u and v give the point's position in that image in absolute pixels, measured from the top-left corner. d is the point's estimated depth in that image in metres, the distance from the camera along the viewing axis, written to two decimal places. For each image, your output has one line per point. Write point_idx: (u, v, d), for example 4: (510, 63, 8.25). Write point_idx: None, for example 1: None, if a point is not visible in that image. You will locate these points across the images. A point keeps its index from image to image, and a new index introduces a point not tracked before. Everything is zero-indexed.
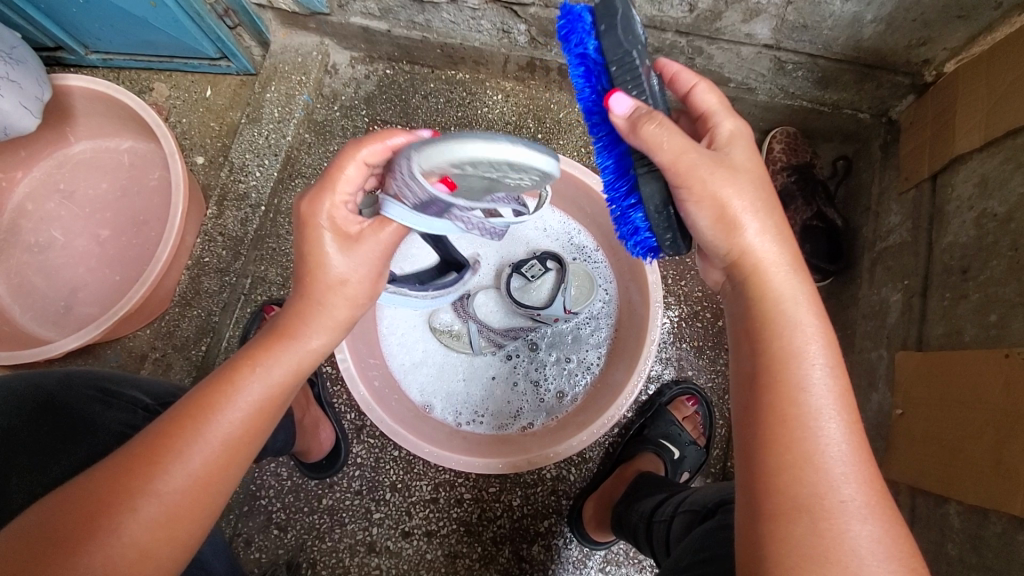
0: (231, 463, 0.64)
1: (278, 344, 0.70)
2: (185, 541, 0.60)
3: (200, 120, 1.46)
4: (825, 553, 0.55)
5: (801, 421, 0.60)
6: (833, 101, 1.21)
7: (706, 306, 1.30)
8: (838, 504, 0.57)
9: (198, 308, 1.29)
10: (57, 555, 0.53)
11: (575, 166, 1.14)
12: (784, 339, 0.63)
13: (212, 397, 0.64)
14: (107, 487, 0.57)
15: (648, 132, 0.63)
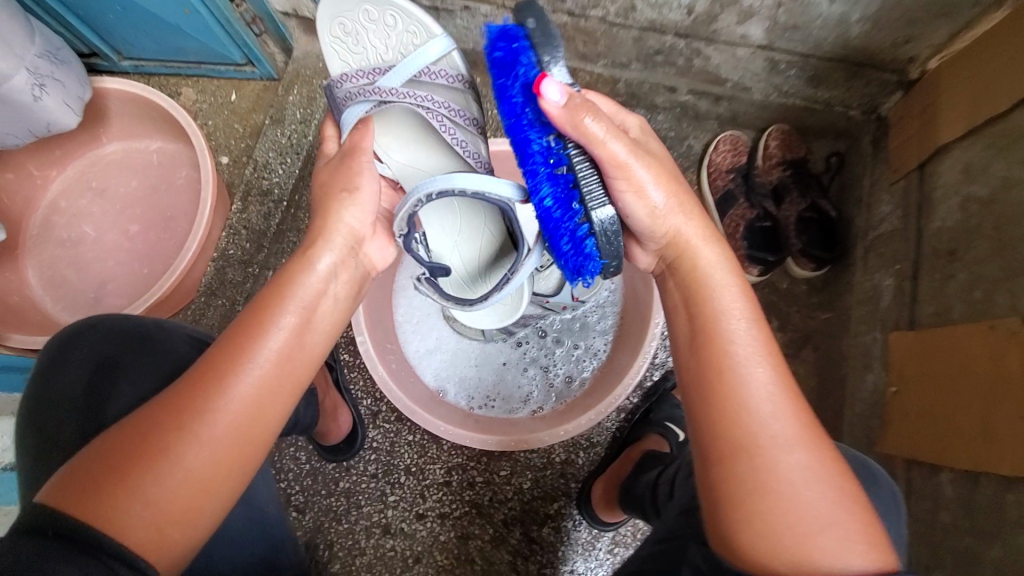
0: (272, 393, 0.68)
1: (293, 278, 0.75)
2: (235, 475, 0.65)
3: (225, 123, 1.55)
4: (763, 485, 0.60)
5: (733, 369, 0.66)
6: (824, 99, 1.28)
7: None
8: (771, 438, 0.62)
9: (222, 297, 1.37)
10: (113, 482, 0.59)
11: None
12: (709, 303, 0.72)
13: (250, 330, 0.69)
14: (154, 422, 0.62)
15: (586, 126, 0.67)
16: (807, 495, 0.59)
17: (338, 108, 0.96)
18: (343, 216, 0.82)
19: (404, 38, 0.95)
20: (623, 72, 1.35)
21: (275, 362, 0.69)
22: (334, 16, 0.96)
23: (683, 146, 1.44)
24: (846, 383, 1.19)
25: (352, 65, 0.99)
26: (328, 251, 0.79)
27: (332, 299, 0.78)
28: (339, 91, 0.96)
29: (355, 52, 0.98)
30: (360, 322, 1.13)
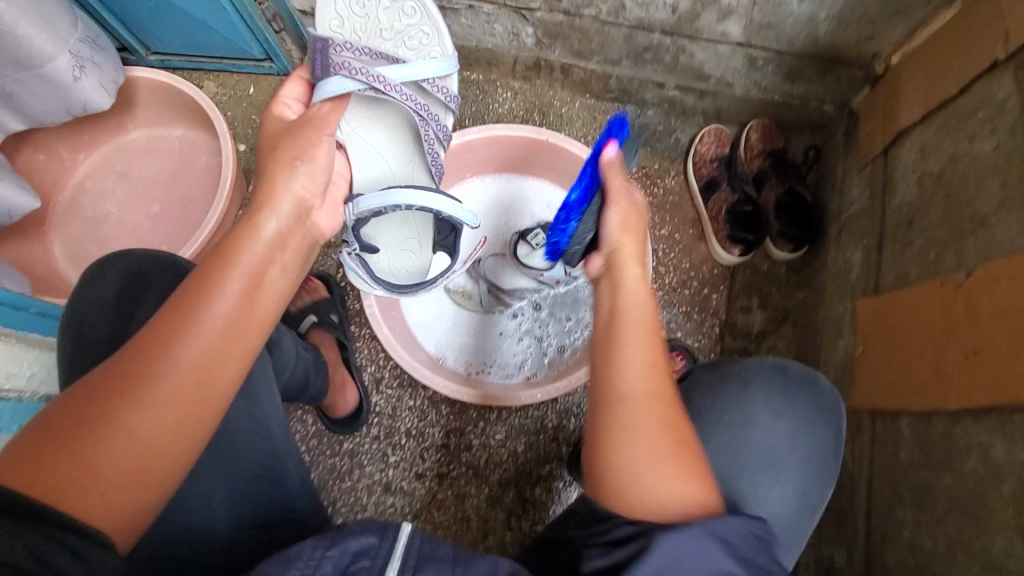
0: (221, 358, 0.64)
1: (240, 240, 0.71)
2: (198, 434, 0.63)
3: (243, 114, 1.66)
4: (615, 435, 0.73)
5: (614, 342, 0.79)
6: (800, 94, 1.38)
7: (693, 276, 1.45)
8: (626, 398, 0.75)
9: None
10: (67, 443, 0.56)
11: (574, 144, 1.32)
12: (617, 293, 0.84)
13: (193, 293, 0.64)
14: (105, 385, 0.59)
15: (611, 175, 0.89)
16: (654, 446, 0.72)
17: (323, 70, 1.01)
18: (291, 177, 0.79)
19: (399, 42, 1.18)
20: (614, 69, 1.46)
21: (221, 325, 0.64)
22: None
23: (671, 139, 1.55)
24: (820, 352, 1.28)
25: (343, 34, 1.11)
26: (279, 212, 0.76)
27: (281, 260, 0.73)
28: (331, 57, 1.02)
29: (352, 24, 1.12)
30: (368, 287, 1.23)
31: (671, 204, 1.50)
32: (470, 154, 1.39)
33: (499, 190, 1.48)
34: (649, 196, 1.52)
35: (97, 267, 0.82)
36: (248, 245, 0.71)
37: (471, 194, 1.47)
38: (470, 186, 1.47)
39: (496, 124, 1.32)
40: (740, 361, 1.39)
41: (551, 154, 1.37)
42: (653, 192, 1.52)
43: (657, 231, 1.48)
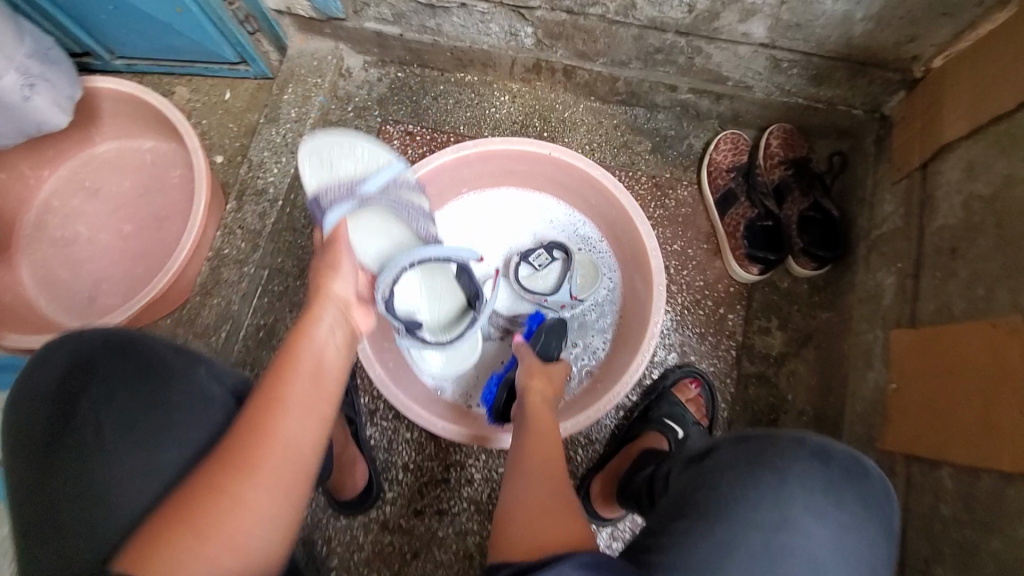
0: (303, 448, 0.70)
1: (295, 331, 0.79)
2: (301, 501, 0.70)
3: (220, 122, 1.53)
4: (511, 520, 0.80)
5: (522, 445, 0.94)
6: (827, 98, 1.27)
7: (708, 295, 1.34)
8: (518, 492, 0.84)
9: (218, 297, 1.32)
10: (198, 529, 0.62)
11: (578, 157, 1.21)
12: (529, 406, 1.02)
13: (274, 393, 0.72)
14: (217, 474, 0.65)
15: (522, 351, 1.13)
16: (544, 505, 0.82)
17: (320, 212, 1.01)
18: (336, 283, 0.87)
19: (365, 161, 1.04)
20: (622, 71, 1.33)
21: (305, 410, 0.72)
22: (314, 156, 1.02)
23: (684, 145, 1.43)
24: (847, 381, 1.17)
25: (320, 175, 1.02)
26: (331, 308, 0.84)
27: (334, 331, 0.83)
28: (320, 198, 1.01)
29: (324, 170, 1.02)
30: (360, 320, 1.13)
31: (684, 216, 1.39)
32: (466, 170, 1.28)
33: (500, 205, 1.36)
34: (660, 208, 1.40)
35: (43, 354, 0.77)
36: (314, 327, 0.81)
37: (470, 210, 1.36)
38: (468, 201, 1.35)
39: (495, 137, 1.20)
40: (759, 387, 1.29)
41: (555, 168, 1.26)
42: (666, 203, 1.40)
43: (670, 246, 1.37)
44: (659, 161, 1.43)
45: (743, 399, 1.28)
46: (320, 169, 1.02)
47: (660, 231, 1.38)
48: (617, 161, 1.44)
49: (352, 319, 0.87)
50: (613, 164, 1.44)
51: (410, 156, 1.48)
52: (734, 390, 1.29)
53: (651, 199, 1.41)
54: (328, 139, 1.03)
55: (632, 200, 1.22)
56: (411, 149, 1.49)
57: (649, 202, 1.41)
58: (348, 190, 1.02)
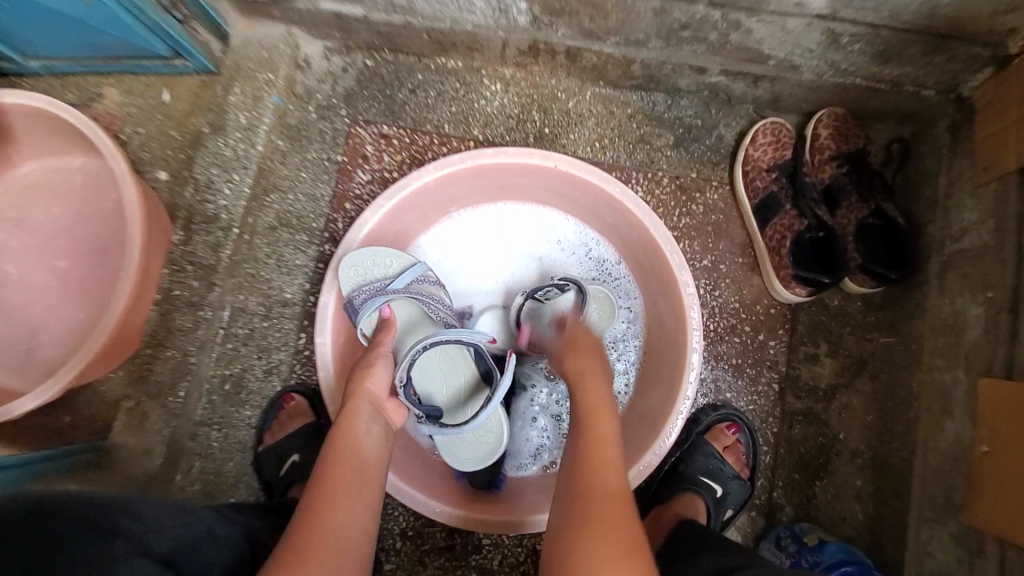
0: (356, 540, 0.73)
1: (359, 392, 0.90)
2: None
3: (159, 130, 1.28)
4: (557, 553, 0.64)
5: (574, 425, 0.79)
6: (891, 78, 1.03)
7: (744, 319, 1.14)
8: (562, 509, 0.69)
9: (171, 349, 1.13)
10: None
11: (592, 171, 0.99)
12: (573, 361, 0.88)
13: (327, 485, 0.77)
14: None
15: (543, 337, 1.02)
16: (591, 512, 0.66)
17: (354, 315, 0.99)
18: (369, 380, 0.91)
19: (398, 262, 1.02)
20: (639, 52, 1.08)
21: (361, 502, 0.78)
22: (349, 264, 1.00)
23: (713, 137, 1.20)
24: (914, 426, 0.98)
25: (355, 281, 1.00)
26: (364, 408, 0.87)
27: (372, 428, 0.87)
28: (354, 301, 0.99)
29: (358, 275, 1.01)
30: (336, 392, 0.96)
31: (714, 226, 1.17)
32: (454, 187, 1.06)
33: (498, 223, 1.14)
34: (686, 215, 1.18)
35: None
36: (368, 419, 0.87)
37: (462, 231, 1.14)
38: (459, 220, 1.14)
39: (486, 149, 0.98)
40: (806, 425, 1.10)
41: (561, 181, 1.04)
42: (692, 209, 1.18)
43: (697, 262, 1.16)
44: (683, 159, 1.20)
45: (789, 440, 1.10)
46: (354, 275, 1.00)
47: (686, 244, 1.17)
48: (633, 160, 1.21)
49: (387, 412, 0.91)
50: (629, 163, 1.21)
51: (388, 164, 1.25)
52: (779, 430, 1.10)
53: (674, 205, 1.19)
54: (359, 251, 1.01)
55: (655, 219, 1.00)
56: (388, 155, 1.25)
57: (673, 209, 1.19)
58: (381, 290, 1.00)
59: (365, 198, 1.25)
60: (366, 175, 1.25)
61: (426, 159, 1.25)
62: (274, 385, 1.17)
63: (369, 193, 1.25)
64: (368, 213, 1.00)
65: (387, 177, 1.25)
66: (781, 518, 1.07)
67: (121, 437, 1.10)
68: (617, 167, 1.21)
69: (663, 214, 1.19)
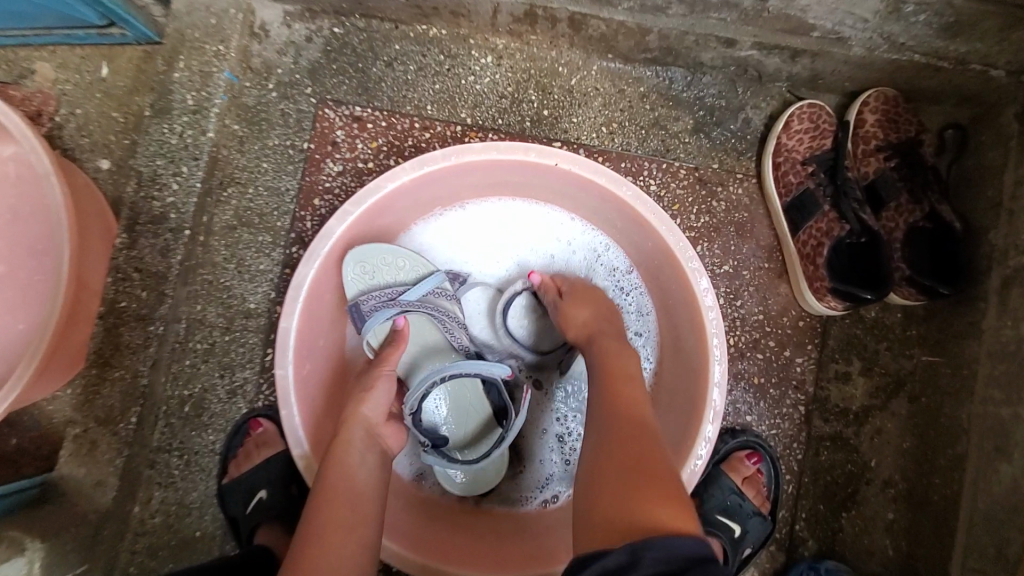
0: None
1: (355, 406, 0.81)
2: None
3: (98, 111, 1.10)
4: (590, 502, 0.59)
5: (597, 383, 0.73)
6: (957, 54, 0.87)
7: (768, 333, 1.01)
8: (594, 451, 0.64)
9: (118, 368, 0.97)
10: None
11: (599, 171, 0.85)
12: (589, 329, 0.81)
13: (314, 529, 0.68)
14: None
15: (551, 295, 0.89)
16: (629, 455, 0.61)
17: (360, 321, 0.88)
18: (363, 405, 0.81)
19: (412, 267, 0.90)
20: (655, 21, 0.91)
21: (348, 534, 0.68)
22: (357, 262, 0.88)
23: (739, 120, 1.05)
24: (961, 462, 0.87)
25: (364, 283, 0.89)
26: (357, 433, 0.78)
27: (367, 458, 0.77)
28: (364, 307, 0.88)
29: (368, 278, 0.89)
30: (297, 433, 0.81)
31: (737, 226, 1.03)
32: (436, 186, 0.91)
33: (490, 224, 0.99)
34: (705, 213, 1.03)
35: None
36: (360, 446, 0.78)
37: (449, 233, 0.98)
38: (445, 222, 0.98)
39: (471, 144, 0.84)
40: (834, 451, 0.99)
41: (563, 179, 0.89)
42: (712, 206, 1.03)
43: (717, 268, 1.02)
44: (703, 146, 1.04)
45: (815, 468, 0.98)
46: (363, 278, 0.89)
47: (705, 247, 1.02)
48: (645, 148, 1.04)
49: (383, 441, 0.81)
50: (641, 152, 1.04)
51: (362, 152, 1.08)
52: (803, 457, 0.99)
53: (692, 200, 1.04)
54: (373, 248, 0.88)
55: (670, 225, 0.85)
56: (362, 141, 1.08)
57: (691, 206, 1.03)
58: (392, 299, 0.89)
59: (336, 192, 1.08)
60: (337, 165, 1.08)
61: (405, 147, 1.08)
62: (239, 407, 1.04)
63: (341, 187, 1.08)
64: (335, 220, 0.84)
65: (361, 168, 1.08)
66: (804, 553, 0.97)
67: (66, 468, 0.95)
68: (626, 156, 1.04)
69: (679, 211, 1.03)
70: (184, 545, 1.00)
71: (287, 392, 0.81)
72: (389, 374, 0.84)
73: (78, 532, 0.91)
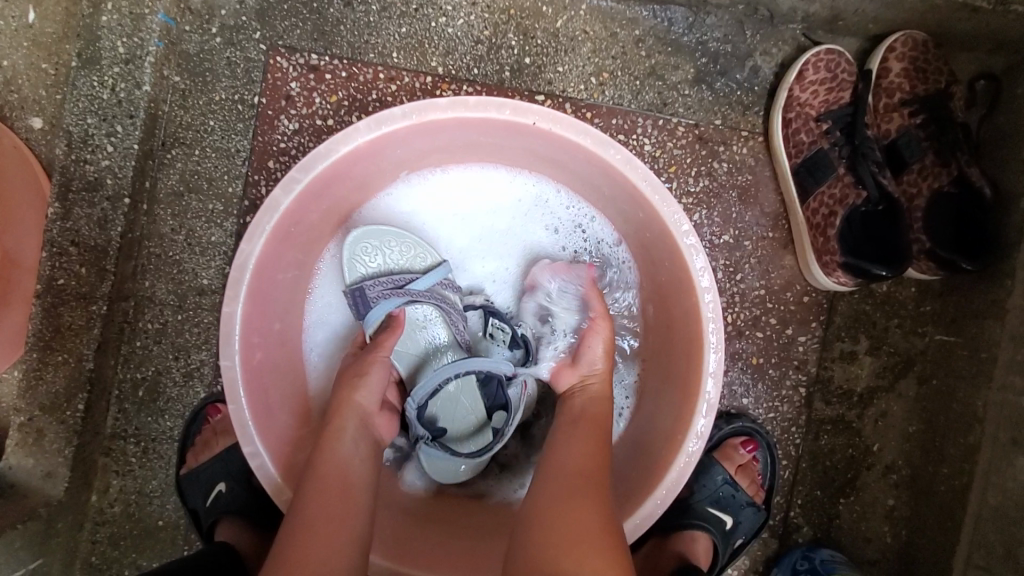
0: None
1: (346, 389, 0.72)
2: None
3: (25, 62, 0.96)
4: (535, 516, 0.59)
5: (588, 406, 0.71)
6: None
7: (770, 310, 0.93)
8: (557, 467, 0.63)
9: (62, 353, 0.87)
10: None
11: (584, 130, 0.74)
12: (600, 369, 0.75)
13: (302, 519, 0.60)
14: None
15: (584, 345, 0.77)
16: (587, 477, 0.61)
17: (363, 308, 0.80)
18: (357, 392, 0.72)
19: (420, 254, 0.85)
20: None
21: (337, 522, 0.61)
22: (359, 241, 0.83)
23: (746, 68, 0.92)
24: (974, 452, 0.81)
25: (366, 268, 0.83)
26: (350, 421, 0.70)
27: (358, 447, 0.68)
28: (368, 293, 0.80)
29: (369, 263, 0.83)
30: (247, 428, 0.74)
31: (740, 190, 0.93)
32: (399, 149, 0.80)
33: (466, 192, 0.89)
34: (704, 175, 0.93)
35: None
36: (352, 437, 0.68)
37: (422, 202, 0.89)
38: (419, 185, 0.88)
39: (437, 100, 0.72)
40: (834, 436, 0.92)
41: (542, 141, 0.78)
42: (713, 167, 0.92)
43: (715, 239, 0.92)
44: (705, 99, 0.92)
45: (814, 452, 0.92)
46: (364, 262, 0.83)
47: (703, 215, 0.92)
48: (639, 102, 0.92)
49: (375, 431, 0.72)
50: (634, 107, 0.92)
51: (320, 107, 0.95)
52: (802, 441, 0.92)
53: (691, 161, 0.92)
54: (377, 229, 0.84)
55: (664, 193, 0.75)
56: (320, 95, 0.95)
57: (689, 169, 0.93)
58: (399, 288, 0.82)
59: (293, 154, 0.96)
60: (292, 123, 0.95)
61: (369, 101, 0.95)
62: (196, 391, 0.96)
63: (298, 147, 0.96)
64: (281, 190, 0.73)
65: (319, 125, 0.96)
66: (798, 540, 0.92)
67: (14, 458, 0.86)
68: (618, 111, 0.92)
69: (676, 173, 0.93)
70: (146, 534, 0.95)
71: (235, 385, 0.74)
72: (384, 360, 0.75)
73: (26, 529, 0.83)
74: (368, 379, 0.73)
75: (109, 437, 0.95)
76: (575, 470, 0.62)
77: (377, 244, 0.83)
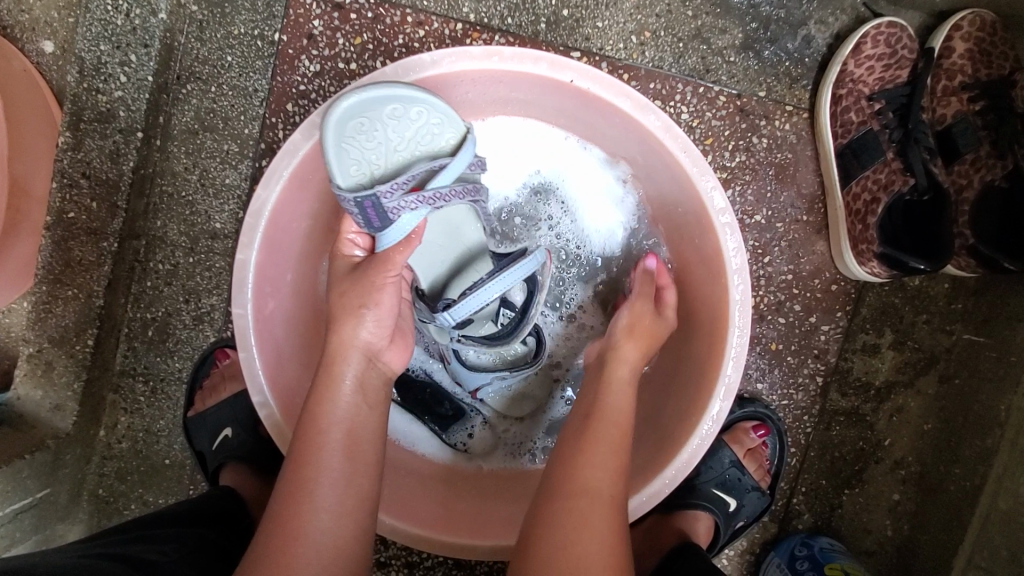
0: (339, 543, 0.58)
1: (348, 320, 0.67)
2: None
3: None
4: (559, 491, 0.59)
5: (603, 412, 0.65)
6: None
7: (795, 296, 0.90)
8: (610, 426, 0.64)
9: (70, 288, 0.86)
10: None
11: (625, 94, 0.70)
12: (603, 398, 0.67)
13: (299, 480, 0.60)
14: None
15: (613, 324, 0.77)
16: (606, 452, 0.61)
17: (376, 220, 0.66)
18: (357, 328, 0.66)
19: (423, 133, 0.66)
20: None
21: (341, 484, 0.60)
22: (350, 121, 0.62)
23: (798, 37, 0.87)
24: (990, 456, 0.79)
25: (368, 165, 0.65)
26: (352, 361, 0.66)
27: (358, 396, 0.65)
28: (381, 204, 0.64)
29: (366, 151, 0.64)
30: (257, 377, 0.74)
31: (778, 167, 0.88)
32: None
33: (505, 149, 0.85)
34: (742, 150, 0.88)
35: None
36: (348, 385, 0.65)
37: None
38: None
39: (471, 48, 0.68)
40: (846, 427, 0.91)
41: (577, 99, 0.74)
42: (752, 142, 0.88)
43: (747, 218, 0.89)
44: (750, 68, 0.87)
45: (823, 443, 0.91)
46: (357, 161, 0.64)
47: (737, 191, 0.88)
48: (680, 66, 0.87)
49: (383, 368, 0.68)
50: (674, 71, 0.87)
51: (344, 49, 0.90)
52: (812, 431, 0.91)
53: (729, 134, 0.88)
54: (365, 97, 0.61)
55: (703, 165, 0.71)
56: (343, 36, 0.90)
57: (726, 142, 0.88)
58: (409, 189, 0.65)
59: (312, 97, 0.91)
60: (313, 64, 0.91)
61: (395, 46, 0.90)
62: (205, 335, 0.95)
63: (318, 91, 0.91)
64: (300, 134, 0.70)
65: (341, 69, 0.91)
66: (797, 526, 0.92)
67: (24, 388, 0.85)
68: (656, 75, 0.87)
69: (712, 146, 0.88)
70: (153, 471, 0.96)
71: (246, 333, 0.73)
72: (392, 280, 0.68)
73: (34, 459, 0.84)
74: (366, 312, 0.67)
75: (115, 373, 0.95)
76: (602, 488, 0.59)
77: (366, 124, 0.63)
